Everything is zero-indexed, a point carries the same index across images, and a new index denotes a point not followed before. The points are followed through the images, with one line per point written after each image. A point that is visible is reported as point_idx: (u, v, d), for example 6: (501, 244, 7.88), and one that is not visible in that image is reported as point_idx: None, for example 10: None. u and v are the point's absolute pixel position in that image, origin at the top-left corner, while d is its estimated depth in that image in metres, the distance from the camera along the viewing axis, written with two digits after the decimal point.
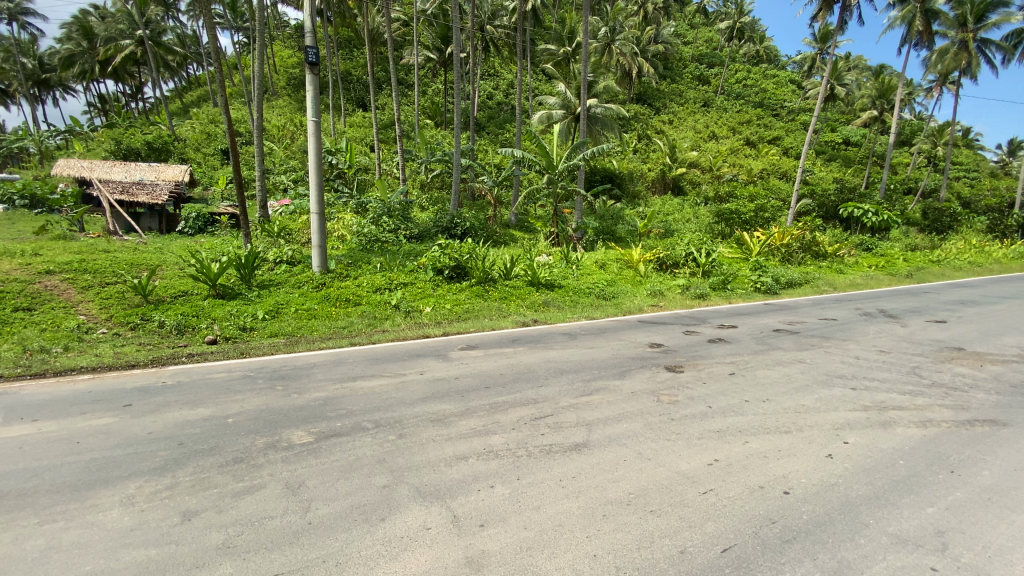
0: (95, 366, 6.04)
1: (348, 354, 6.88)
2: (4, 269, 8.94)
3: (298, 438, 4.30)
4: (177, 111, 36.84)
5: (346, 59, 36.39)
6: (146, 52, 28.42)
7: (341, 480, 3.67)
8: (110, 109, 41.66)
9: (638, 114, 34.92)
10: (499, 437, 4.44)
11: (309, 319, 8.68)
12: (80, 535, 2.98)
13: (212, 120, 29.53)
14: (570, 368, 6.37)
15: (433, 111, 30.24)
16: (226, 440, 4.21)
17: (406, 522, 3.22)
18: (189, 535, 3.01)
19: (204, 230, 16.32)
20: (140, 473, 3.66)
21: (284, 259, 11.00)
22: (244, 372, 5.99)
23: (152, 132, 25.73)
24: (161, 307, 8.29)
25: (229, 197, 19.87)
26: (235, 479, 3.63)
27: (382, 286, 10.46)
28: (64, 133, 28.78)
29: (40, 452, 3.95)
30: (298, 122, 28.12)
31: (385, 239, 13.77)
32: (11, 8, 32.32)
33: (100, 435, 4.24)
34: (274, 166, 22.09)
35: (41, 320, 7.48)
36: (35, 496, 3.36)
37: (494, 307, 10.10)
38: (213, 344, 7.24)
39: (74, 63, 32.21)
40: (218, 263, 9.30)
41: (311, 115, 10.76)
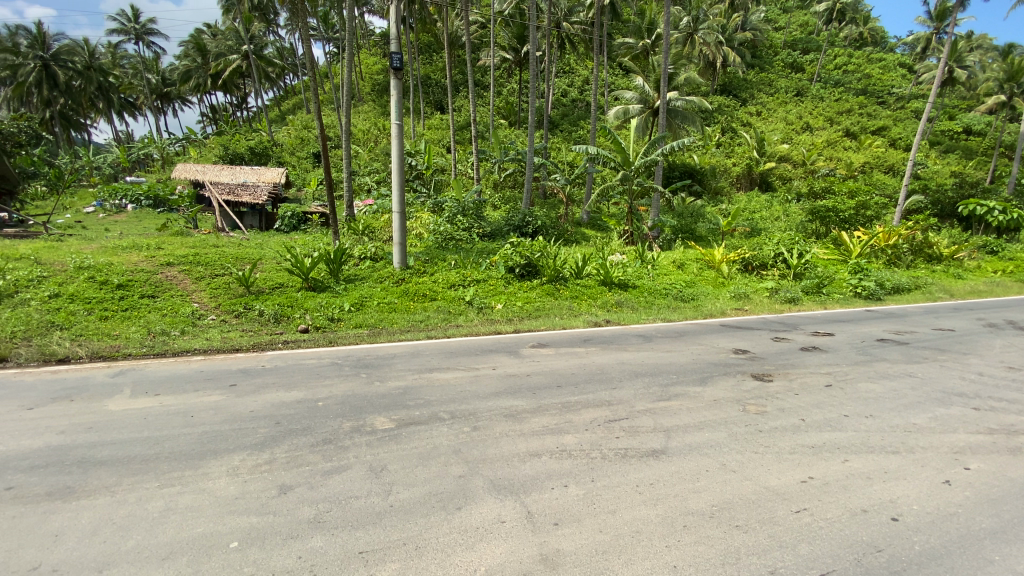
0: (206, 349, 6.72)
1: (425, 346, 7.13)
2: (135, 261, 10.17)
3: (380, 423, 4.51)
4: (276, 118, 40.21)
5: (426, 64, 37.89)
6: (250, 65, 31.22)
7: (420, 467, 3.79)
8: (220, 117, 46.26)
9: (721, 106, 33.20)
10: (572, 436, 4.37)
11: (390, 311, 9.12)
12: (194, 499, 3.32)
13: (306, 126, 31.97)
14: (646, 372, 6.15)
15: (508, 111, 30.75)
16: (316, 422, 4.50)
17: (481, 513, 3.25)
18: (285, 507, 3.25)
19: (298, 227, 17.69)
20: (242, 448, 4.00)
21: (368, 256, 11.61)
22: (331, 359, 6.39)
23: (254, 138, 28.26)
24: (261, 298, 9.06)
25: (320, 197, 21.37)
26: (325, 458, 3.87)
27: (456, 282, 10.74)
28: (183, 141, 32.44)
29: (162, 423, 4.45)
30: (382, 126, 29.70)
31: (460, 237, 14.10)
32: (138, 29, 36.72)
33: (211, 411, 4.70)
34: (360, 168, 23.49)
35: (163, 306, 8.45)
36: (157, 461, 3.78)
37: (565, 306, 10.02)
38: (305, 332, 7.81)
39: (191, 78, 36.09)
40: (310, 258, 10.00)
41: (394, 118, 11.22)
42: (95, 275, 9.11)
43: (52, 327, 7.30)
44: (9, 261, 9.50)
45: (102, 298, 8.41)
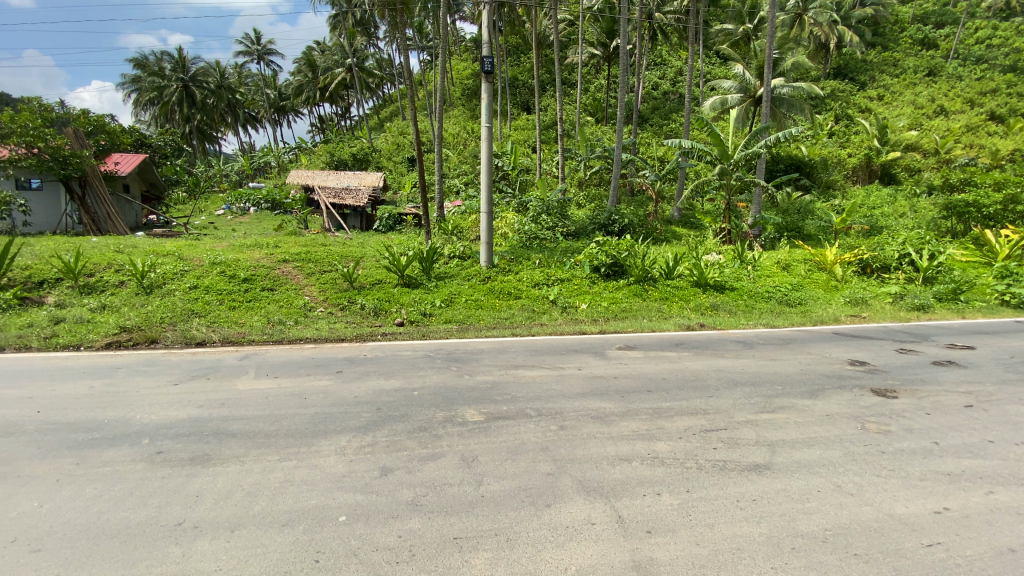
0: (316, 338, 7.37)
1: (512, 344, 7.23)
2: (257, 257, 11.41)
3: (471, 415, 4.66)
4: (375, 126, 43.07)
5: (515, 66, 38.57)
6: (354, 77, 33.69)
7: (509, 460, 3.86)
8: (326, 127, 50.45)
9: (834, 92, 30.23)
10: (664, 443, 4.21)
11: (477, 308, 9.38)
12: (308, 473, 3.65)
13: (402, 132, 33.93)
14: (746, 381, 5.76)
15: (595, 108, 30.43)
16: (412, 410, 4.75)
17: (571, 513, 3.23)
18: (385, 488, 3.45)
19: (393, 227, 18.85)
20: (347, 430, 4.33)
21: (457, 254, 12.04)
22: (425, 352, 6.70)
23: (356, 144, 30.51)
24: (362, 293, 9.75)
25: (413, 199, 22.56)
26: (420, 445, 4.07)
27: (541, 281, 10.79)
28: (295, 150, 35.84)
29: (281, 402, 4.95)
30: (471, 129, 30.72)
31: (544, 236, 14.17)
32: (259, 50, 41.09)
33: (320, 394, 5.14)
34: (450, 171, 24.45)
35: (280, 298, 9.40)
36: (277, 437, 4.21)
37: (654, 308, 9.66)
38: (401, 325, 8.29)
39: (303, 91, 39.71)
40: (405, 256, 10.56)
41: (484, 120, 11.52)
42: (226, 270, 10.33)
43: (192, 314, 8.41)
44: (159, 257, 11.06)
45: (231, 290, 9.53)
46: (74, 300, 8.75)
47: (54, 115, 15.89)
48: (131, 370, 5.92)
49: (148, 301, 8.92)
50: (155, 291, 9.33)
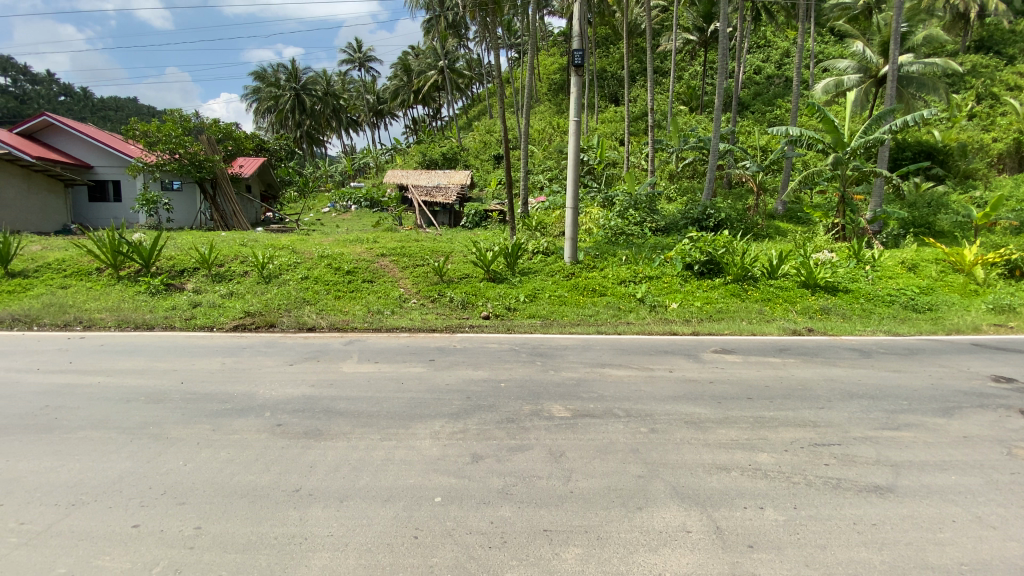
0: (410, 327, 7.80)
1: (597, 341, 7.13)
2: (358, 252, 12.27)
3: (557, 410, 4.66)
4: (463, 125, 44.52)
5: (603, 58, 37.94)
6: (445, 78, 34.99)
7: (598, 459, 3.81)
8: (419, 127, 52.93)
9: (976, 67, 26.28)
10: (767, 455, 3.93)
11: (561, 304, 9.36)
12: (405, 454, 3.87)
13: (489, 131, 34.78)
14: (863, 393, 5.19)
15: (688, 97, 29.20)
16: (500, 401, 4.86)
17: (664, 518, 3.12)
18: (476, 474, 3.56)
19: (479, 224, 19.39)
20: (440, 416, 4.52)
21: (541, 250, 12.09)
22: (511, 346, 6.82)
23: (446, 144, 31.72)
24: (452, 286, 10.13)
25: (499, 195, 23.02)
26: (509, 436, 4.15)
27: (627, 278, 10.51)
28: (391, 150, 38.11)
29: (380, 386, 5.30)
30: (557, 124, 30.69)
31: (631, 232, 13.79)
32: (360, 57, 44.02)
33: (415, 381, 5.43)
34: (535, 167, 24.61)
35: (378, 290, 10.05)
36: (377, 418, 4.51)
37: (754, 310, 9.03)
38: (487, 318, 8.50)
39: (398, 95, 42.03)
40: (492, 252, 10.78)
41: (572, 116, 11.41)
42: (331, 263, 11.21)
43: (304, 302, 9.26)
44: (276, 250, 12.28)
45: (336, 281, 10.35)
46: (208, 287, 9.99)
47: (191, 124, 18.20)
48: (255, 350, 6.66)
49: (267, 289, 9.95)
50: (273, 280, 10.39)
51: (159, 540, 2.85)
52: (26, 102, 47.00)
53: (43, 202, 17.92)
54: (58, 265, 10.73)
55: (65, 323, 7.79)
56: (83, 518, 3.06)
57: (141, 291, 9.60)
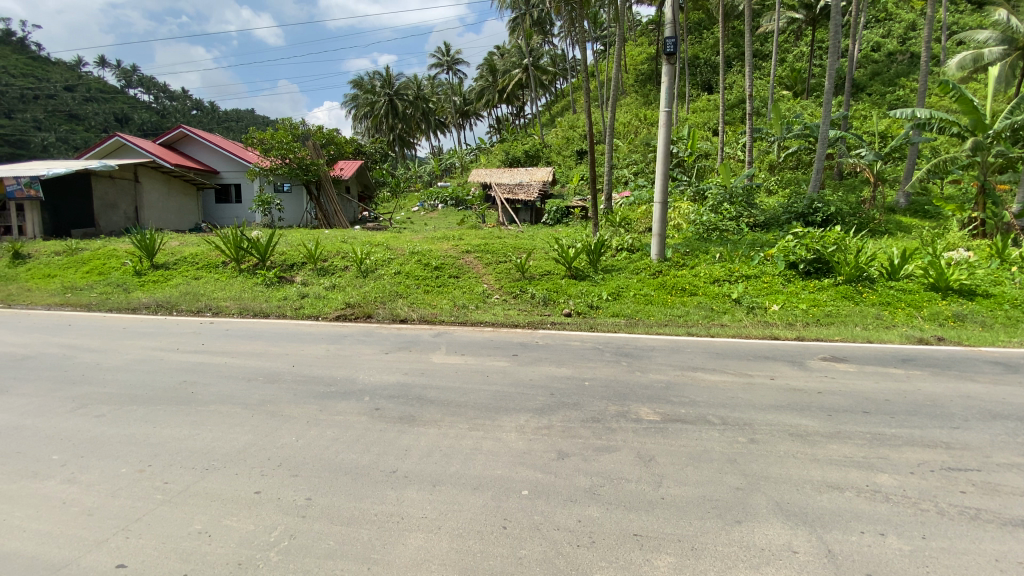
0: (493, 322, 7.96)
1: (687, 344, 6.80)
2: (445, 248, 12.73)
3: (645, 413, 4.51)
4: (547, 122, 44.63)
5: (695, 46, 36.25)
6: (530, 75, 35.27)
7: (691, 467, 3.63)
8: (502, 126, 53.86)
9: None
10: (889, 476, 3.51)
11: (647, 304, 9.03)
12: (492, 445, 3.94)
13: (573, 126, 34.58)
14: (1010, 414, 4.46)
15: (793, 81, 26.97)
16: (585, 399, 4.80)
17: (766, 535, 2.89)
18: (562, 471, 3.55)
19: (561, 220, 19.35)
20: (525, 410, 4.56)
21: (626, 247, 11.78)
22: (594, 344, 6.71)
23: (530, 141, 31.98)
24: (534, 283, 10.18)
25: (582, 191, 22.84)
26: (595, 436, 4.08)
27: (721, 278, 9.91)
28: (476, 150, 39.23)
29: (467, 378, 5.46)
30: (644, 117, 29.83)
31: (726, 228, 12.98)
32: (448, 60, 45.62)
33: (500, 374, 5.52)
34: (620, 161, 24.04)
35: (464, 286, 10.35)
36: (464, 408, 4.65)
37: (870, 315, 8.12)
38: (569, 316, 8.44)
39: (484, 95, 43.05)
40: (575, 248, 10.66)
41: (662, 107, 10.95)
42: (420, 259, 11.73)
43: (397, 296, 9.79)
44: (372, 247, 13.11)
45: (425, 276, 10.82)
46: (314, 280, 10.90)
47: (300, 132, 19.97)
48: (354, 338, 7.17)
49: (364, 283, 10.65)
50: (369, 274, 11.10)
51: (276, 507, 3.15)
52: (166, 117, 54.26)
53: (180, 203, 20.58)
54: (192, 259, 12.24)
55: (198, 309, 8.90)
56: (216, 481, 3.47)
57: (259, 283, 10.70)
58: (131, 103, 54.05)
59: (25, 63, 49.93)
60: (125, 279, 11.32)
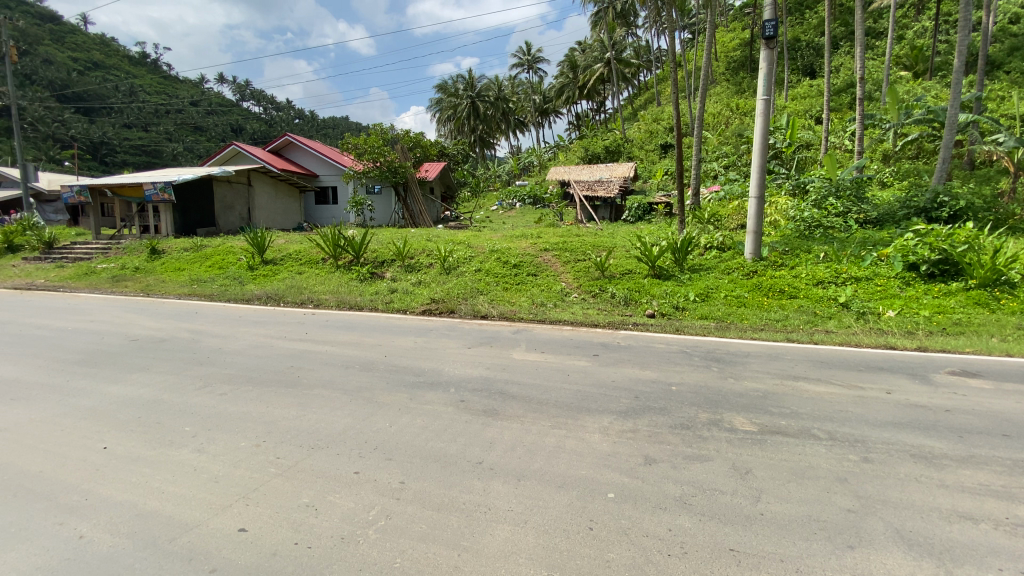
0: (574, 321, 7.90)
1: (786, 351, 6.31)
2: (525, 246, 12.83)
3: (740, 423, 4.24)
4: (629, 116, 43.55)
5: (795, 29, 33.67)
6: (612, 69, 34.58)
7: (794, 483, 3.36)
8: (582, 122, 53.34)
9: None
10: None
11: (739, 306, 8.51)
12: (576, 445, 3.91)
13: (656, 119, 33.50)
14: None
15: (912, 60, 24.17)
16: (673, 405, 4.61)
17: (884, 564, 2.60)
18: (650, 477, 3.43)
19: (643, 217, 18.80)
20: (609, 412, 4.48)
21: (715, 245, 11.18)
22: (681, 348, 6.43)
23: (611, 137, 31.39)
24: (615, 282, 9.96)
25: (665, 187, 22.04)
26: (685, 443, 3.91)
27: (826, 279, 9.08)
28: (555, 148, 39.23)
29: (549, 376, 5.45)
30: (735, 107, 28.22)
31: (831, 225, 11.87)
32: (529, 59, 45.92)
33: (582, 374, 5.47)
34: (708, 154, 22.91)
35: (543, 284, 10.38)
36: (547, 406, 4.65)
37: (1013, 325, 7.02)
38: (652, 317, 8.17)
39: (565, 92, 42.88)
40: (659, 247, 10.29)
41: (760, 95, 10.23)
42: (500, 257, 11.94)
43: (478, 292, 10.04)
44: (455, 244, 13.55)
45: (505, 274, 10.98)
46: (402, 276, 11.47)
47: (390, 136, 21.11)
48: (439, 332, 7.45)
49: (447, 279, 11.02)
50: (452, 271, 11.47)
51: (373, 489, 3.35)
52: (274, 125, 59.76)
53: (285, 205, 22.58)
54: (296, 255, 13.39)
55: (301, 301, 9.71)
56: (320, 459, 3.76)
57: (353, 278, 11.47)
58: (245, 114, 60.11)
59: (162, 83, 57.32)
60: (240, 272, 12.64)
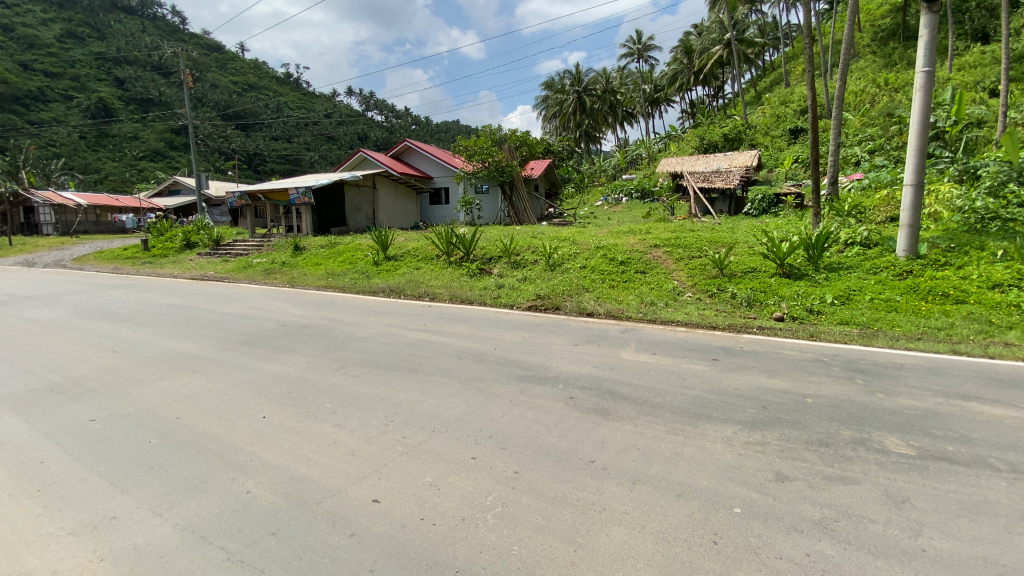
0: (688, 322, 7.50)
1: (952, 365, 5.38)
2: (634, 242, 12.47)
3: (893, 445, 3.71)
4: (751, 100, 40.26)
5: None
6: (733, 51, 32.16)
7: (966, 519, 2.86)
8: (698, 110, 50.30)
9: None
10: None
11: (888, 311, 7.45)
12: (695, 453, 3.71)
13: (784, 103, 30.58)
14: None
15: None
16: (807, 419, 4.18)
17: None
18: (782, 495, 3.15)
19: (767, 210, 17.27)
20: (733, 421, 4.19)
21: (858, 241, 9.93)
22: (816, 356, 5.79)
23: (730, 124, 29.26)
24: (734, 281, 9.29)
25: (795, 176, 20.06)
26: (824, 462, 3.52)
27: (1007, 282, 7.58)
28: (666, 139, 37.65)
29: (663, 378, 5.25)
30: (884, 83, 24.78)
31: (1013, 216, 9.89)
32: (640, 48, 44.34)
33: (699, 379, 5.18)
34: (847, 138, 20.39)
35: (653, 281, 10.01)
36: (662, 409, 4.48)
37: None
38: (780, 320, 7.48)
39: (678, 79, 40.78)
40: (788, 243, 9.37)
41: (920, 66, 8.80)
42: (607, 253, 11.72)
43: (584, 289, 9.96)
44: (561, 241, 13.60)
45: (612, 271, 10.77)
46: (509, 272, 11.78)
47: (498, 136, 21.80)
48: (547, 328, 7.53)
49: (553, 276, 11.09)
50: (557, 268, 11.51)
51: (490, 476, 3.49)
52: (395, 131, 64.67)
53: (404, 205, 24.36)
54: (414, 252, 14.39)
55: (419, 294, 10.42)
56: (440, 442, 4.01)
57: (464, 273, 12.03)
58: (369, 122, 65.75)
59: (303, 99, 64.87)
60: (367, 267, 13.91)
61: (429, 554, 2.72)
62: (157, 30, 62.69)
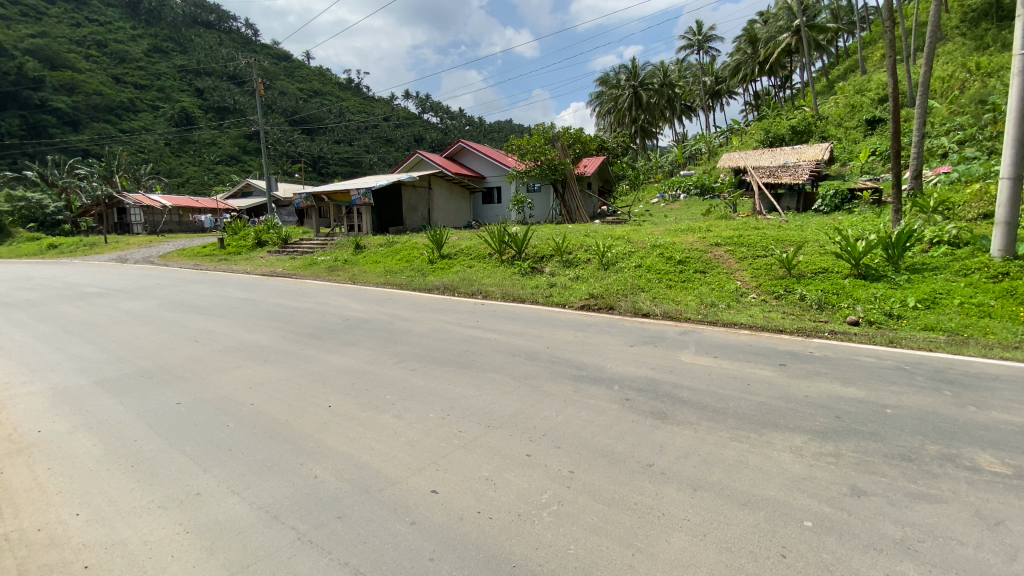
0: (752, 325, 7.17)
1: None
2: (692, 241, 12.07)
3: (988, 462, 3.39)
4: (823, 90, 37.83)
5: None
6: (802, 38, 30.34)
7: None
8: (763, 102, 47.85)
9: None
10: None
11: (981, 317, 6.79)
12: (761, 462, 3.55)
13: (860, 91, 28.51)
14: None
15: None
16: (886, 431, 3.89)
17: None
18: (858, 511, 2.96)
19: (840, 206, 16.19)
20: (802, 430, 3.98)
21: (945, 240, 9.11)
22: (896, 364, 5.37)
23: (798, 115, 27.64)
24: (803, 282, 8.78)
25: (872, 170, 18.68)
26: (907, 478, 3.27)
27: None
28: (728, 133, 36.17)
29: (725, 383, 5.04)
30: (977, 66, 22.57)
31: None
32: (700, 39, 42.74)
33: (765, 384, 4.94)
34: (934, 128, 18.75)
35: (713, 281, 9.66)
36: (725, 415, 4.31)
37: None
38: (854, 325, 7.00)
39: (742, 70, 38.96)
40: (865, 241, 8.74)
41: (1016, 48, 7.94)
42: (664, 252, 11.42)
43: (639, 289, 9.75)
44: (615, 239, 13.38)
45: (669, 270, 10.48)
46: (562, 270, 11.74)
47: (551, 134, 21.75)
48: (601, 328, 7.44)
49: (607, 275, 10.93)
50: (611, 267, 11.34)
51: (545, 473, 3.50)
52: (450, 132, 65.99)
53: (458, 204, 24.82)
54: (468, 251, 14.64)
55: (473, 292, 10.59)
56: (495, 438, 4.06)
57: (516, 272, 12.12)
58: (426, 124, 67.45)
59: (363, 103, 67.54)
60: (423, 265, 14.31)
61: (486, 547, 2.77)
62: (233, 43, 67.31)
